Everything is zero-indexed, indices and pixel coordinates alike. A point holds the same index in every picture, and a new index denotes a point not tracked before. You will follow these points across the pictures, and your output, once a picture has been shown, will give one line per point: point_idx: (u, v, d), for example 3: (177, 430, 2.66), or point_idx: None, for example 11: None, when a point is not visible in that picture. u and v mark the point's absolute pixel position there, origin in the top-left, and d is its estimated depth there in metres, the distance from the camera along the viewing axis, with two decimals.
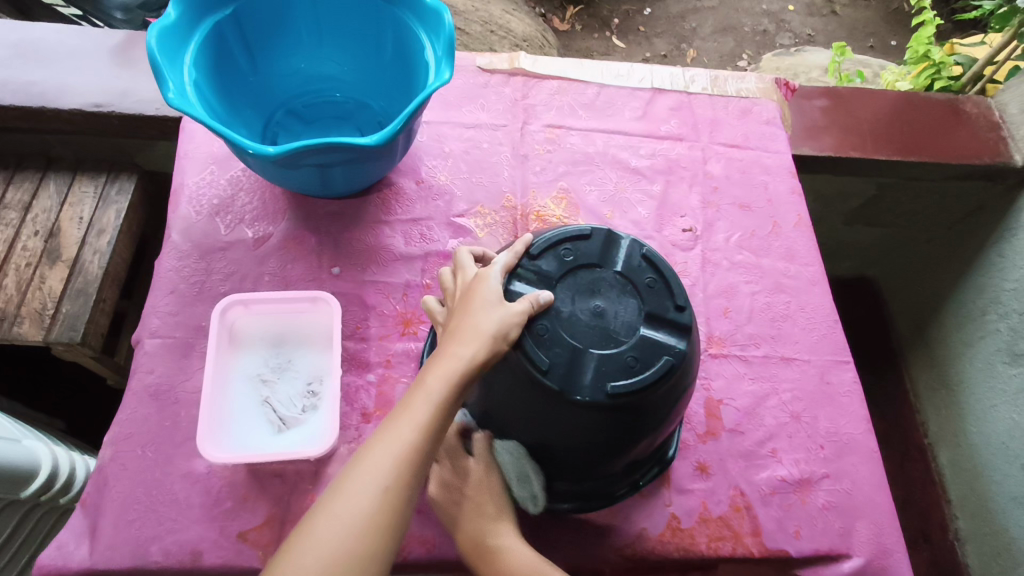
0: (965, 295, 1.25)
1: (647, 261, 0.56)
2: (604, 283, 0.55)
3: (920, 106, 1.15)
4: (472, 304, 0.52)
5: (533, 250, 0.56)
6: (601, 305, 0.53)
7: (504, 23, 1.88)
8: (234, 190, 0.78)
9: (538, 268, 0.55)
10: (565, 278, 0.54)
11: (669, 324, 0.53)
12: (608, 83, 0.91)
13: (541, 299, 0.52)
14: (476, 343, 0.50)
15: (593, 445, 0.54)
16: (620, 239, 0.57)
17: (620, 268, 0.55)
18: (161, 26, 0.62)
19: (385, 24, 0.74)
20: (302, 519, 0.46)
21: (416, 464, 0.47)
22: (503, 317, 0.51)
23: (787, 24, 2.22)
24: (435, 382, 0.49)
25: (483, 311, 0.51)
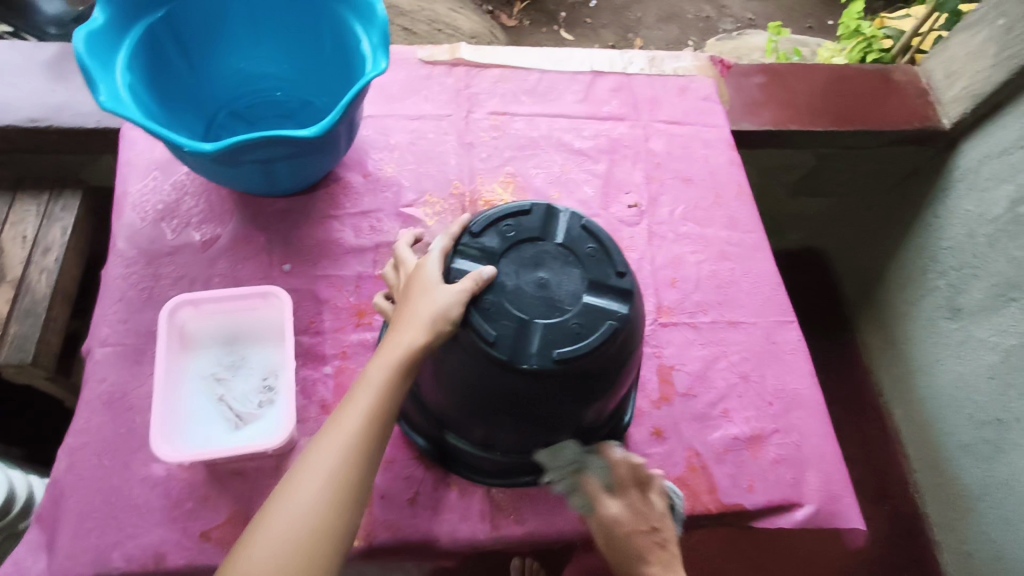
0: (907, 256, 1.31)
1: (587, 232, 0.58)
2: (547, 255, 0.56)
3: (853, 77, 1.19)
4: (416, 289, 0.54)
5: (475, 228, 0.57)
6: (545, 276, 0.55)
7: (451, 21, 1.89)
8: (178, 194, 0.77)
9: (481, 245, 0.56)
10: (508, 252, 0.56)
11: (611, 289, 0.55)
12: (549, 69, 0.92)
13: (484, 275, 0.53)
14: (417, 326, 0.52)
15: (546, 413, 0.55)
16: (560, 213, 0.58)
17: (561, 240, 0.57)
18: (89, 30, 0.62)
19: (321, 18, 0.74)
20: (265, 501, 0.49)
21: (363, 449, 0.50)
22: (445, 297, 0.52)
23: (728, 9, 2.28)
24: (382, 365, 0.51)
25: (425, 294, 0.53)
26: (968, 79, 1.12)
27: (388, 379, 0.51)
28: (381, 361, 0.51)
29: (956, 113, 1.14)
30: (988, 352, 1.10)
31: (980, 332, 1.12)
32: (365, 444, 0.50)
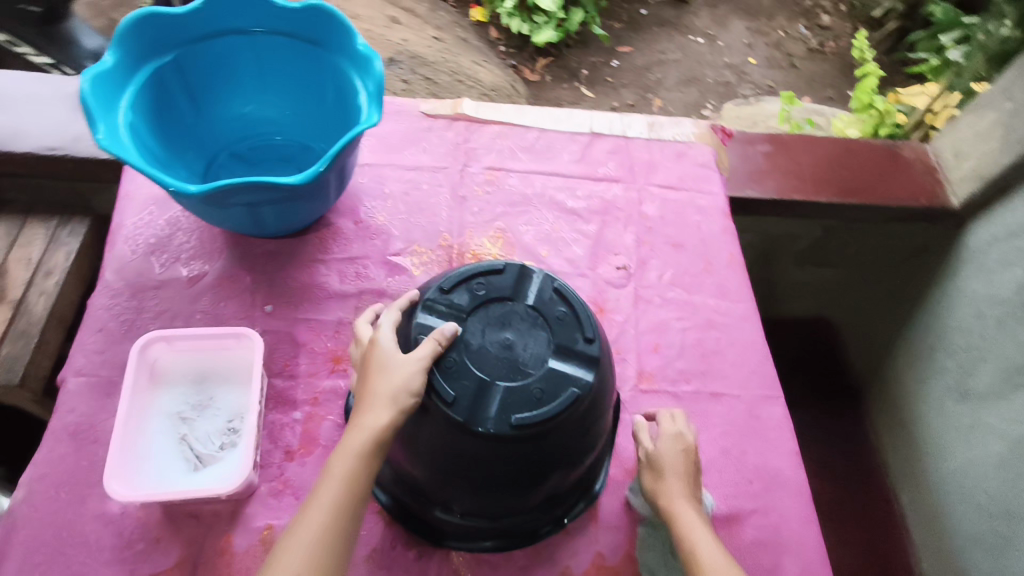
0: (915, 333, 1.27)
1: (559, 294, 0.57)
2: (515, 315, 0.56)
3: (860, 151, 1.19)
4: (376, 363, 0.53)
5: (445, 283, 0.57)
6: (511, 338, 0.54)
7: (472, 73, 1.94)
8: (171, 229, 0.78)
9: (450, 301, 0.56)
10: (476, 311, 0.56)
11: (578, 354, 0.55)
12: (548, 128, 0.94)
13: (446, 333, 0.53)
14: (380, 407, 0.51)
15: (503, 477, 0.54)
16: (533, 273, 0.58)
17: (532, 301, 0.56)
18: (96, 71, 0.64)
19: (324, 69, 0.77)
20: None
21: (330, 547, 0.48)
22: (405, 370, 0.51)
23: (748, 76, 2.31)
24: (349, 450, 0.51)
25: (385, 368, 0.52)
26: (976, 159, 1.11)
27: (353, 469, 0.50)
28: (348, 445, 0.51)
29: (965, 192, 1.13)
30: (995, 440, 1.04)
31: (988, 418, 1.07)
32: (338, 531, 0.49)
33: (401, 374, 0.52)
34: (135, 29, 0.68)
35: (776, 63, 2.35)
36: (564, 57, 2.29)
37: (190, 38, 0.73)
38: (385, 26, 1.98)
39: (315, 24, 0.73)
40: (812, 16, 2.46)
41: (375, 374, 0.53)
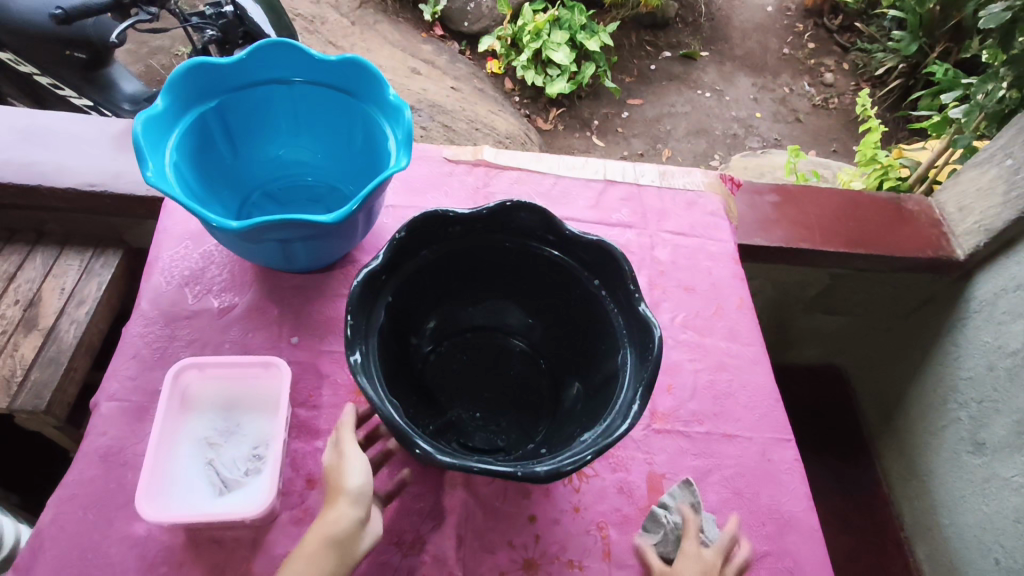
0: (926, 383, 1.28)
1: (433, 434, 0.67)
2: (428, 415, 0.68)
3: (865, 203, 1.23)
4: (326, 467, 0.62)
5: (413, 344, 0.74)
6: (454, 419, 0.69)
7: (489, 122, 2.01)
8: (205, 263, 0.82)
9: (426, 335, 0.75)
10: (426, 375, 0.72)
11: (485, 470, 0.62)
12: (565, 175, 0.98)
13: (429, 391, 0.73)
14: (336, 508, 0.59)
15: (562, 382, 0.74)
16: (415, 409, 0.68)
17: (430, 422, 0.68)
18: (148, 114, 0.69)
19: (357, 118, 0.82)
20: None
21: None
22: (352, 473, 0.60)
23: (755, 129, 2.39)
24: (306, 548, 0.57)
25: (333, 474, 0.61)
26: (979, 215, 1.14)
27: (317, 563, 0.56)
28: (313, 538, 0.57)
29: (970, 246, 1.15)
30: (1013, 493, 1.03)
31: (1003, 470, 1.06)
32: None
33: (353, 480, 0.60)
34: (186, 77, 0.73)
35: (782, 118, 2.43)
36: (577, 108, 2.37)
37: (233, 85, 0.79)
38: (407, 77, 2.07)
39: (351, 76, 0.78)
40: (817, 74, 2.55)
41: (329, 480, 0.61)
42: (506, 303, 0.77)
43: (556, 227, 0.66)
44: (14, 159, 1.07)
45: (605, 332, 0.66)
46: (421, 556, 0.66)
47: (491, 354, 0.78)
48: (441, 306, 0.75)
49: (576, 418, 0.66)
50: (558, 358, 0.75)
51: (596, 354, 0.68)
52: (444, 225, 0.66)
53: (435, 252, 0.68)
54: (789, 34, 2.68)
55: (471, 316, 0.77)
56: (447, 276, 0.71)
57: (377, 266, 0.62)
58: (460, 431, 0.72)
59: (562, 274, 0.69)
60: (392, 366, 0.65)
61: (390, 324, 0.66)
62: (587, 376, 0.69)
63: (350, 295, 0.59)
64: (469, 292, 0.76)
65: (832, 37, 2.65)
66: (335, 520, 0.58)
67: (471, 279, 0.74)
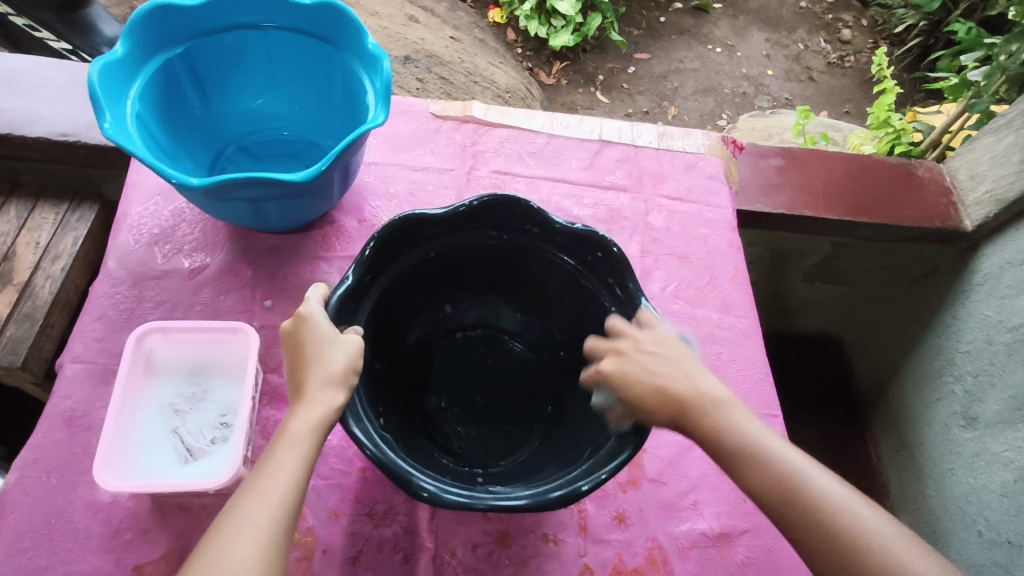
0: (924, 355, 1.25)
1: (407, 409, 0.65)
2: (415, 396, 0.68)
3: (874, 169, 1.17)
4: (298, 341, 0.55)
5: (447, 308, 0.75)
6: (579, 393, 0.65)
7: (488, 74, 1.93)
8: (176, 221, 0.78)
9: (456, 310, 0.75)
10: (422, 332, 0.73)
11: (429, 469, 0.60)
12: (558, 134, 0.93)
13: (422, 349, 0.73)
14: (315, 386, 0.53)
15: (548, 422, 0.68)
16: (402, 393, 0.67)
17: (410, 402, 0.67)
18: (106, 61, 0.64)
19: (336, 68, 0.76)
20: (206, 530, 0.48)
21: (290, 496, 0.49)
22: (346, 349, 0.54)
23: (766, 87, 2.30)
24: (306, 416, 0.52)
25: (327, 346, 0.54)
26: (993, 183, 1.08)
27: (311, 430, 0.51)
28: (308, 405, 0.52)
29: (980, 216, 1.10)
30: (1002, 469, 1.01)
31: (994, 445, 1.04)
32: (295, 503, 0.49)
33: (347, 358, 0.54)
34: (148, 19, 0.68)
35: (794, 76, 2.34)
36: (581, 62, 2.28)
37: (202, 29, 0.73)
38: (404, 25, 1.96)
39: (329, 21, 0.73)
40: (834, 30, 2.44)
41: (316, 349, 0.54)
42: (545, 323, 0.73)
43: (625, 275, 0.60)
44: None
45: (611, 405, 0.59)
46: (392, 528, 0.64)
47: (509, 364, 0.75)
48: (480, 291, 0.74)
49: (534, 469, 0.60)
50: (565, 394, 0.70)
51: (591, 413, 0.62)
52: (519, 222, 0.64)
53: (493, 240, 0.66)
54: None
55: (507, 319, 0.76)
56: (493, 266, 0.70)
57: (423, 219, 0.61)
58: (429, 414, 0.70)
59: (603, 324, 0.63)
60: (379, 331, 0.65)
61: (399, 288, 0.65)
62: (570, 433, 0.63)
63: (385, 227, 0.59)
64: (514, 294, 0.74)
65: None
66: (318, 404, 0.52)
67: (518, 283, 0.71)
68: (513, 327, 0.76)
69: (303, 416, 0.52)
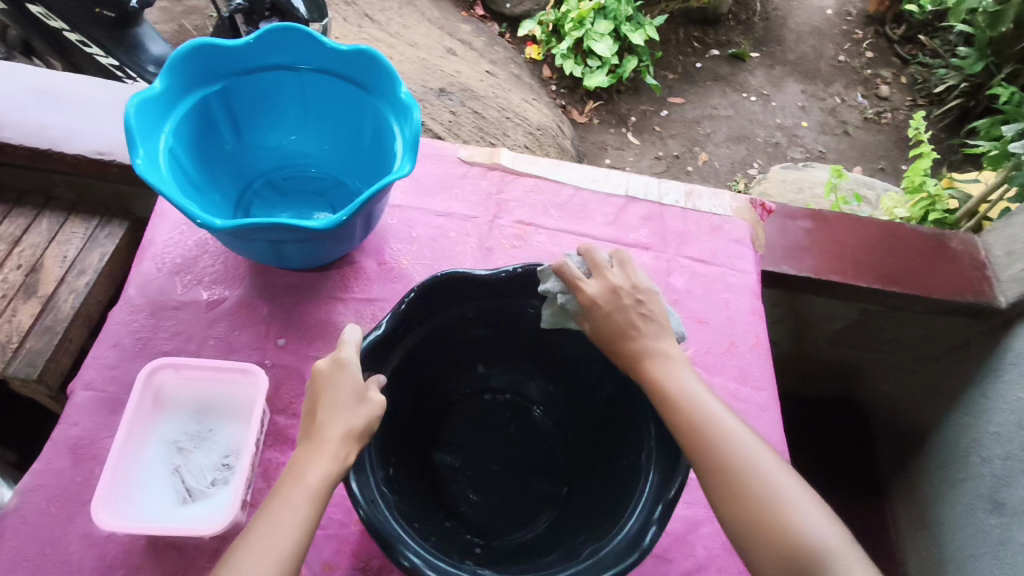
0: (949, 432, 1.20)
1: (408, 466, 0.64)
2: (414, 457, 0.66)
3: (905, 238, 1.14)
4: (320, 382, 0.52)
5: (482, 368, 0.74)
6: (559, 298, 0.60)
7: (520, 111, 1.94)
8: (198, 251, 0.79)
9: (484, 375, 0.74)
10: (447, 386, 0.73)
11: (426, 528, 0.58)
12: (583, 187, 0.93)
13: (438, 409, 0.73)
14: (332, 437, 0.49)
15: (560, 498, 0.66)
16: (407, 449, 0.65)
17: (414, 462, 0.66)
18: (144, 97, 0.65)
19: (367, 112, 0.77)
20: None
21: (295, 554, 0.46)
22: (368, 406, 0.51)
23: (799, 139, 2.29)
24: (317, 469, 0.48)
25: (353, 398, 0.51)
26: None
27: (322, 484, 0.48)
28: (322, 455, 0.49)
29: (1015, 293, 1.07)
30: None
31: None
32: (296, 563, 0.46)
33: (368, 416, 0.51)
34: (188, 57, 0.70)
35: (829, 129, 2.32)
36: (615, 102, 2.29)
37: (241, 68, 0.75)
38: (441, 57, 2.00)
39: (364, 68, 0.74)
40: (872, 86, 2.42)
41: (342, 398, 0.51)
42: (575, 403, 0.71)
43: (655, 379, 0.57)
44: (28, 121, 1.06)
45: (621, 500, 0.56)
46: None
47: (525, 433, 0.74)
48: (514, 358, 0.73)
49: (532, 553, 0.58)
50: (581, 477, 0.67)
51: (606, 499, 0.59)
52: (561, 295, 0.62)
53: (535, 310, 0.64)
54: (846, 41, 2.54)
55: (537, 390, 0.75)
56: (527, 337, 0.69)
57: (477, 277, 0.61)
58: (437, 470, 0.69)
59: (630, 414, 0.60)
60: (404, 384, 0.64)
61: (429, 344, 0.65)
62: (577, 521, 0.60)
63: (429, 279, 0.59)
64: (548, 367, 0.73)
65: (892, 48, 2.50)
66: (330, 459, 0.49)
67: (550, 355, 0.70)
68: (542, 400, 0.75)
69: (316, 469, 0.48)
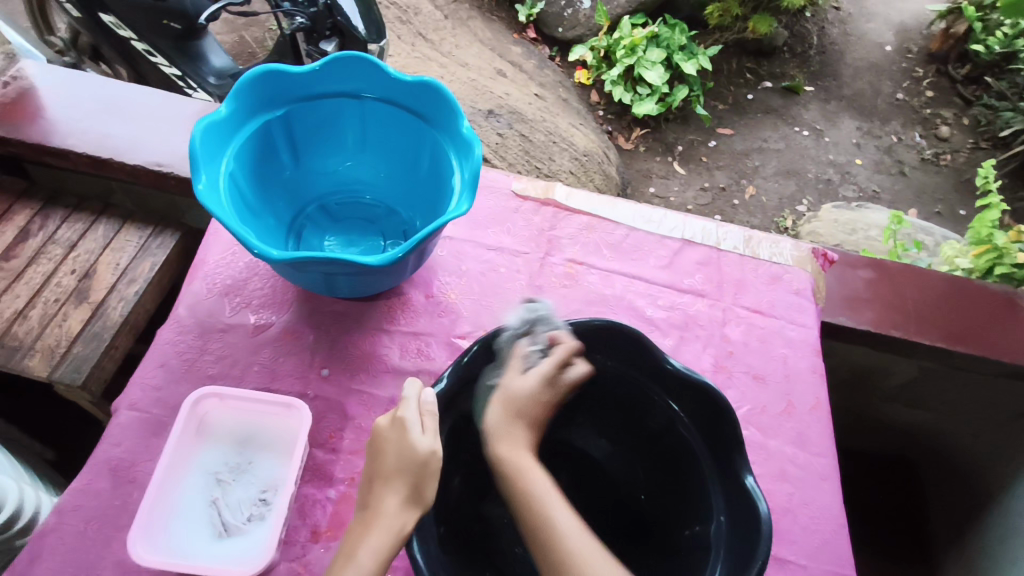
0: (1011, 504, 1.12)
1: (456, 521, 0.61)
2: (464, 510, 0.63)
3: (973, 295, 1.08)
4: (380, 440, 0.55)
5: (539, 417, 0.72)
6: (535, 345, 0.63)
7: (568, 136, 1.92)
8: (249, 274, 0.79)
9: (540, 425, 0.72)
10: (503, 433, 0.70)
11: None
12: (638, 227, 0.90)
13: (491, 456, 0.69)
14: (391, 501, 0.52)
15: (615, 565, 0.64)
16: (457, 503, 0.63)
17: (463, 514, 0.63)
18: (209, 121, 0.65)
19: (427, 142, 0.76)
20: None
21: None
22: (424, 476, 0.53)
23: (852, 177, 2.22)
24: (371, 546, 0.50)
25: (413, 466, 0.52)
26: None
27: (375, 563, 0.49)
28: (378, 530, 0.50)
29: None
30: None
31: None
32: None
33: (426, 485, 0.52)
34: (255, 83, 0.69)
35: (885, 168, 2.25)
36: (662, 130, 2.26)
37: (305, 94, 0.74)
38: (491, 78, 2.00)
39: (427, 100, 0.73)
40: (931, 125, 2.34)
41: (402, 467, 0.53)
42: (634, 462, 0.69)
43: (733, 455, 0.56)
44: (92, 130, 1.08)
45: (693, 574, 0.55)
46: None
47: (576, 491, 0.70)
48: (577, 410, 0.72)
49: None
50: (638, 542, 0.65)
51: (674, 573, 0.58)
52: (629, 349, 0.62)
53: (603, 363, 0.65)
54: (906, 79, 2.46)
55: (594, 447, 0.72)
56: (589, 392, 0.69)
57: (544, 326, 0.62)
58: (486, 524, 0.65)
59: (695, 477, 0.60)
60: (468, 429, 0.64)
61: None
62: None
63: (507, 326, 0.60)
64: (608, 423, 0.71)
65: (954, 87, 2.41)
66: (386, 531, 0.50)
67: (613, 411, 0.69)
68: (601, 460, 0.72)
69: (369, 545, 0.50)
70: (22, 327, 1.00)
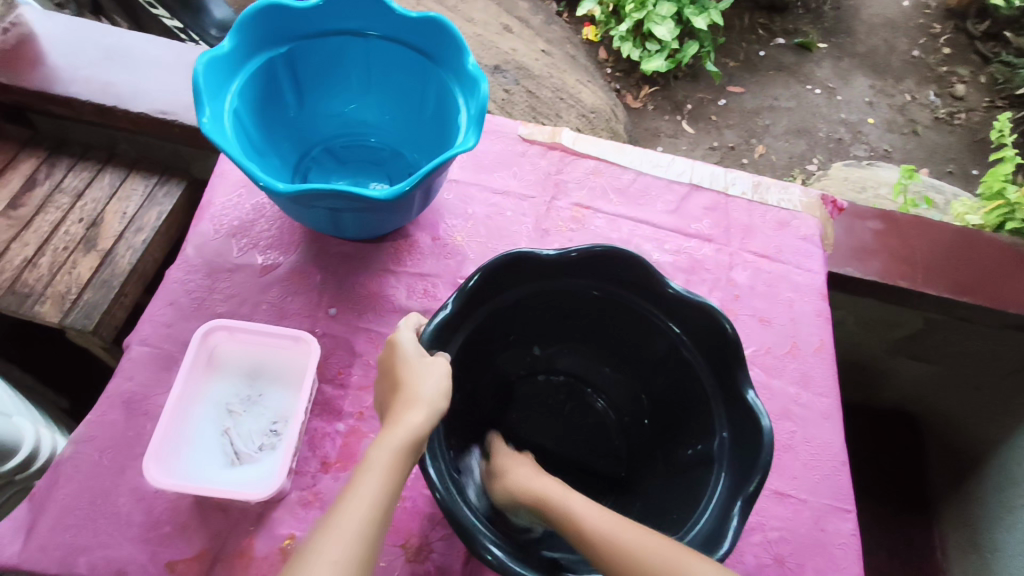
0: (1012, 455, 1.14)
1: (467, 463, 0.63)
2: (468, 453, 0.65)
3: (982, 246, 1.07)
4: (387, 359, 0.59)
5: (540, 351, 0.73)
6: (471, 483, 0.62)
7: (575, 92, 1.89)
8: (256, 216, 0.79)
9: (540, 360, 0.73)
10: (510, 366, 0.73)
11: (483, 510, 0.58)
12: (645, 172, 0.89)
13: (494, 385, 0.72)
14: (403, 400, 0.54)
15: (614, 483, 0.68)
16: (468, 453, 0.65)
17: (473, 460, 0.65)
18: (212, 56, 0.65)
19: (432, 81, 0.75)
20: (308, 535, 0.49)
21: (382, 511, 0.49)
22: (428, 376, 0.55)
23: (864, 136, 2.18)
24: (389, 442, 0.52)
25: (414, 370, 0.56)
26: None
27: (396, 455, 0.51)
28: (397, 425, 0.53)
29: None
30: None
31: None
32: (378, 525, 0.49)
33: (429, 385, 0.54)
34: (258, 18, 0.68)
35: (897, 128, 2.21)
36: (672, 88, 2.22)
37: (308, 32, 0.73)
38: (498, 33, 1.96)
39: (433, 36, 0.72)
40: (946, 84, 2.28)
41: (406, 371, 0.56)
42: (634, 389, 0.71)
43: (734, 370, 0.56)
44: (96, 78, 1.07)
45: (693, 488, 0.57)
46: (425, 565, 0.62)
47: (576, 414, 0.74)
48: (575, 341, 0.72)
49: None
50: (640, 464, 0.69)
51: (671, 498, 0.60)
52: (620, 268, 0.61)
53: (603, 292, 0.64)
54: (922, 35, 2.39)
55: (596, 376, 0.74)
56: (587, 326, 0.69)
57: (539, 254, 0.60)
58: None
59: (698, 397, 0.61)
60: (468, 362, 0.65)
61: (495, 322, 0.65)
62: (639, 510, 0.63)
63: (495, 260, 0.59)
64: (608, 353, 0.72)
65: (972, 44, 2.35)
66: (400, 425, 0.52)
67: (610, 342, 0.70)
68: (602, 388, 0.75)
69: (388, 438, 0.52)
70: (33, 274, 1.01)
